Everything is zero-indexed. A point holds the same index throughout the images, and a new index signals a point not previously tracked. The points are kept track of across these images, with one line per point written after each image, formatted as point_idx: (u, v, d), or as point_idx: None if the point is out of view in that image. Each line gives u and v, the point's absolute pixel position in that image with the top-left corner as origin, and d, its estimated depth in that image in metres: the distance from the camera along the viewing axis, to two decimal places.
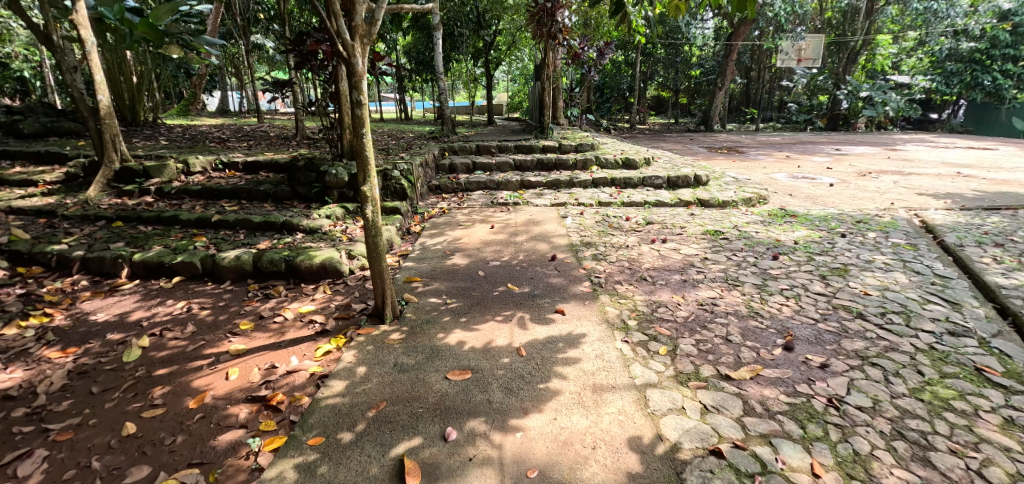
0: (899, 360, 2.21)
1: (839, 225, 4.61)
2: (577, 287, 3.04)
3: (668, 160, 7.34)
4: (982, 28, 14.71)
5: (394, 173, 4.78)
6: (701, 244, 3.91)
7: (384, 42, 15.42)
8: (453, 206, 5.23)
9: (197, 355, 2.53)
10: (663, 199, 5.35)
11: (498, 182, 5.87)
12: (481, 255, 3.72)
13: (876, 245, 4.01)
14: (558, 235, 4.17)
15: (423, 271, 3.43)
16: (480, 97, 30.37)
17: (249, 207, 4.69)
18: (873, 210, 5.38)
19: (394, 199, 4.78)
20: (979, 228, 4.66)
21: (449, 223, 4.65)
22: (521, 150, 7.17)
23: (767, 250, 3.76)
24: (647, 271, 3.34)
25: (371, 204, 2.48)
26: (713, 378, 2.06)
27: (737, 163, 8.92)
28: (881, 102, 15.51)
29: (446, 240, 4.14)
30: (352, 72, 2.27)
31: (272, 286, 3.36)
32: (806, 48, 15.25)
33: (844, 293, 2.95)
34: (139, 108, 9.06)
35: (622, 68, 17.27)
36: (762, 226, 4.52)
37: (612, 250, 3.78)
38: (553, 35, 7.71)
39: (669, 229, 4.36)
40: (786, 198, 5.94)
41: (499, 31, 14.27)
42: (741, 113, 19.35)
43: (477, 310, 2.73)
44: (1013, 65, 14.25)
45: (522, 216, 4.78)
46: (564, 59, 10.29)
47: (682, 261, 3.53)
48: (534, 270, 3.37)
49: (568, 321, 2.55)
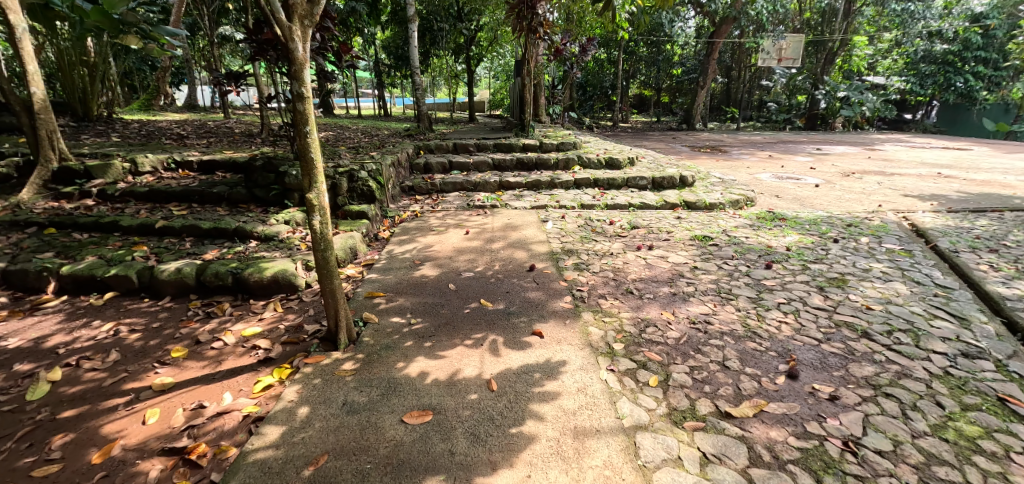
0: (915, 390, 1.99)
1: (830, 229, 4.43)
2: (557, 303, 2.75)
3: (652, 160, 7.11)
4: (955, 30, 14.99)
5: (360, 173, 4.41)
6: (689, 251, 3.66)
7: (361, 36, 14.93)
8: (426, 209, 4.90)
9: (116, 391, 2.16)
10: (649, 200, 5.11)
11: (475, 182, 5.55)
12: (453, 265, 3.40)
13: (870, 251, 3.83)
14: (538, 241, 3.87)
15: (387, 284, 3.12)
16: (462, 93, 29.93)
17: (199, 212, 4.27)
18: (861, 212, 5.25)
19: (361, 202, 4.42)
20: (969, 232, 4.53)
21: (420, 228, 4.31)
22: (500, 149, 6.85)
23: (759, 257, 3.53)
24: (633, 283, 3.07)
25: (318, 213, 2.14)
26: (712, 417, 1.79)
27: (720, 162, 8.79)
28: (857, 102, 15.72)
29: (417, 247, 3.81)
30: (292, 60, 1.95)
31: (216, 303, 3.00)
32: (787, 48, 15.22)
33: (845, 308, 2.73)
34: (92, 101, 8.43)
35: (604, 66, 17.15)
36: (751, 230, 4.30)
37: (595, 259, 3.51)
38: (533, 28, 7.38)
39: (655, 234, 4.11)
40: (773, 199, 5.77)
41: (480, 26, 13.92)
42: (722, 112, 19.40)
43: (444, 333, 2.42)
44: (984, 67, 14.64)
45: (499, 220, 4.47)
46: (545, 55, 9.99)
47: (670, 271, 3.27)
48: (510, 282, 3.07)
49: (546, 345, 2.26)
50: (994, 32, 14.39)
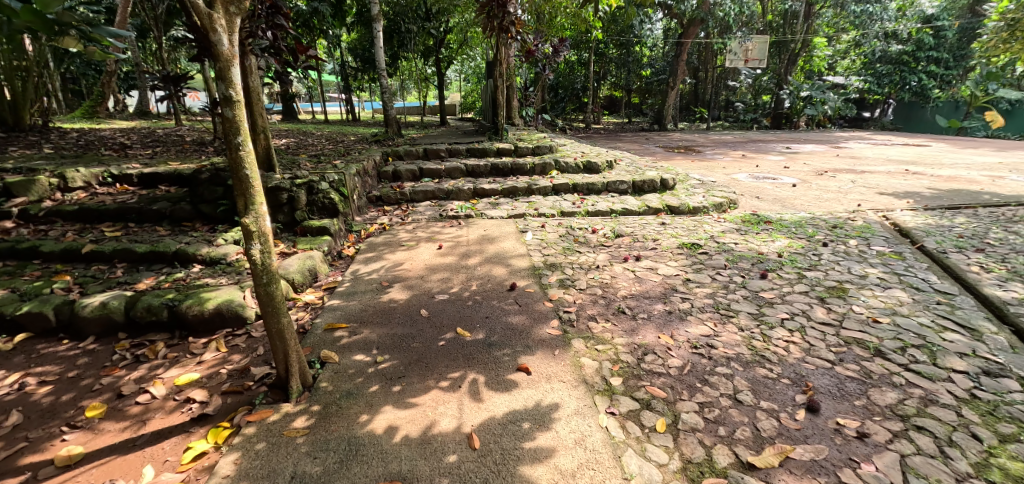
0: (946, 420, 1.79)
1: (817, 232, 4.29)
2: (543, 329, 2.46)
3: (630, 162, 6.94)
4: (909, 30, 15.43)
5: (321, 185, 4.01)
6: (679, 261, 3.44)
7: (325, 37, 14.38)
8: (395, 221, 4.54)
9: (9, 470, 1.77)
10: (631, 206, 4.88)
11: (447, 190, 5.21)
12: (425, 287, 3.06)
13: (861, 254, 3.68)
14: (517, 255, 3.58)
15: (350, 312, 2.77)
16: (432, 97, 29.59)
17: (136, 232, 3.80)
18: (842, 212, 5.17)
19: (323, 216, 4.03)
20: (952, 231, 4.47)
21: (389, 243, 3.96)
22: (474, 154, 6.54)
23: (752, 266, 3.33)
24: (623, 300, 2.81)
25: (258, 241, 1.80)
26: (733, 471, 1.53)
27: (696, 162, 8.74)
28: (820, 101, 16.15)
29: (384, 266, 3.46)
30: (216, 57, 1.61)
31: (148, 344, 2.62)
32: (752, 49, 15.41)
33: (851, 322, 2.53)
34: (24, 108, 7.67)
35: (576, 67, 17.12)
36: (739, 235, 4.12)
37: (581, 273, 3.23)
38: (505, 28, 7.09)
39: (640, 243, 3.89)
40: (754, 200, 5.65)
41: (449, 27, 13.58)
42: (691, 112, 19.61)
43: (415, 373, 2.10)
44: (936, 66, 15.23)
45: (474, 232, 4.16)
46: (517, 57, 9.74)
47: (661, 285, 3.02)
48: (489, 305, 2.76)
49: (534, 384, 1.97)
50: (945, 33, 14.97)
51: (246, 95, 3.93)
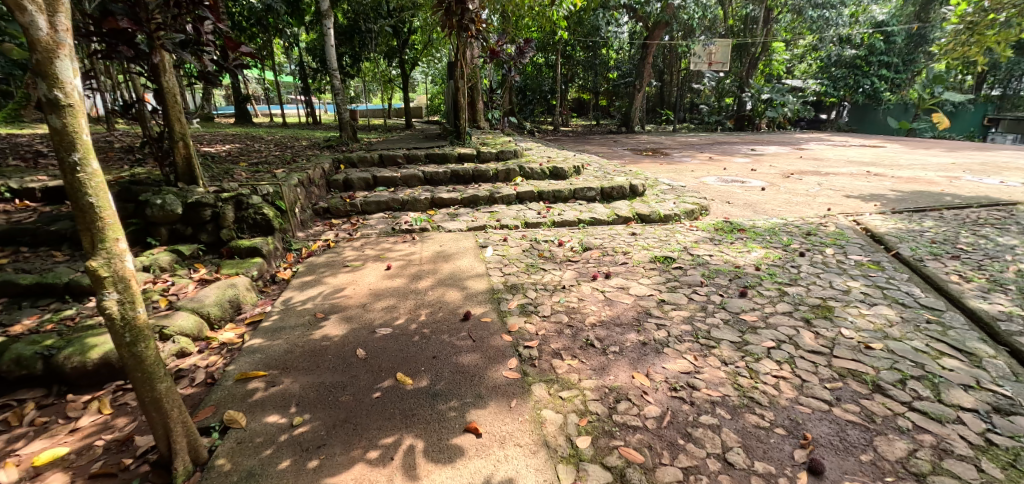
0: (968, 479, 1.53)
1: (791, 240, 4.07)
2: (499, 371, 2.09)
3: (597, 167, 6.68)
4: (861, 36, 15.92)
5: (251, 199, 3.52)
6: (652, 278, 3.15)
7: (280, 36, 13.65)
8: (341, 237, 4.08)
9: None
10: (599, 214, 4.58)
11: (402, 200, 4.78)
12: (366, 319, 2.65)
13: (840, 265, 3.46)
14: (474, 275, 3.21)
15: (272, 355, 2.33)
16: (397, 99, 28.87)
17: (27, 259, 3.23)
18: (813, 216, 5.03)
19: (255, 234, 3.54)
20: (924, 236, 4.35)
21: (331, 263, 3.51)
22: (433, 161, 6.13)
23: (730, 283, 3.05)
24: (592, 329, 2.47)
25: (115, 288, 1.37)
26: None
27: (664, 165, 8.61)
28: (780, 103, 16.50)
29: (322, 292, 3.02)
30: (30, 44, 1.18)
31: (13, 405, 2.11)
32: (716, 52, 15.29)
33: (843, 349, 2.28)
34: None
35: (543, 70, 16.95)
36: (713, 246, 3.87)
37: (545, 296, 2.88)
38: (465, 26, 6.71)
39: (610, 257, 3.58)
40: (725, 206, 5.46)
41: (411, 28, 13.11)
42: (657, 114, 19.70)
43: (340, 439, 1.71)
44: (887, 71, 15.78)
45: (429, 248, 3.77)
46: (480, 58, 9.38)
47: (633, 309, 2.71)
48: (438, 341, 2.37)
49: (485, 452, 1.61)
50: (894, 38, 15.41)
51: (159, 98, 3.40)
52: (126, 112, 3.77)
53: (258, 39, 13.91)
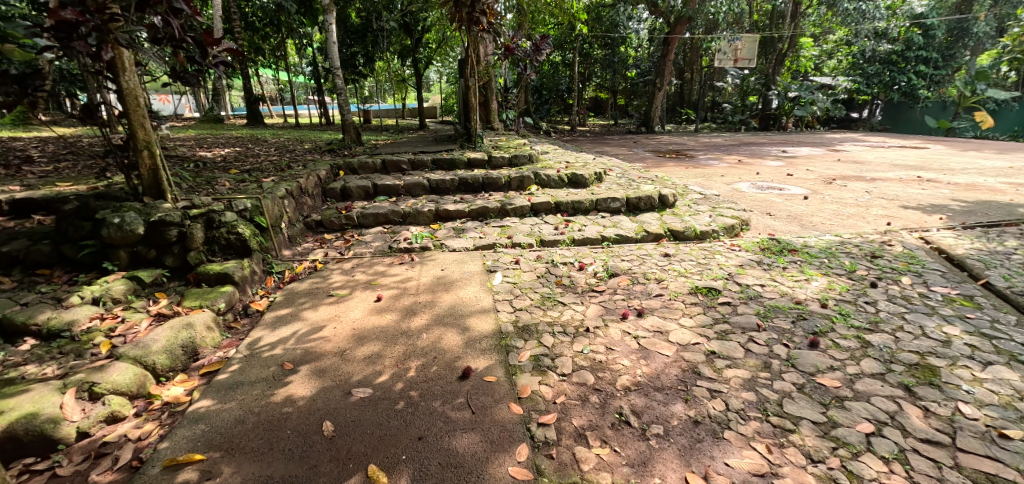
0: None
1: (856, 265, 3.46)
2: (504, 467, 1.57)
3: (621, 173, 6.10)
4: (898, 30, 15.16)
5: (225, 216, 3.10)
6: (697, 319, 2.58)
7: (290, 34, 13.34)
8: (332, 256, 3.61)
9: None
10: (625, 231, 4.02)
11: (402, 211, 4.28)
12: (342, 373, 2.14)
13: (925, 301, 2.85)
14: (479, 310, 2.69)
15: (220, 427, 1.85)
16: (413, 99, 28.63)
17: None
18: (871, 232, 4.38)
19: (229, 256, 3.11)
20: (1013, 259, 3.68)
21: (314, 291, 3.03)
22: (441, 166, 5.63)
23: (794, 327, 2.48)
24: (626, 397, 1.92)
25: None
26: None
27: (691, 170, 7.99)
28: (809, 102, 15.52)
29: (295, 332, 2.53)
30: None
31: None
32: (741, 48, 14.49)
33: (969, 437, 1.71)
34: None
35: (559, 69, 16.39)
36: (763, 272, 3.27)
37: (565, 342, 2.34)
38: (475, 19, 6.16)
39: (641, 286, 3.02)
40: (767, 219, 4.83)
41: (423, 25, 12.64)
42: (677, 113, 18.93)
43: None
44: (925, 66, 14.70)
45: (429, 272, 3.26)
46: (494, 55, 8.85)
47: (676, 365, 2.14)
48: (428, 412, 1.85)
49: None
50: (934, 32, 14.46)
51: (119, 100, 2.94)
52: (90, 116, 3.33)
53: (269, 39, 13.66)
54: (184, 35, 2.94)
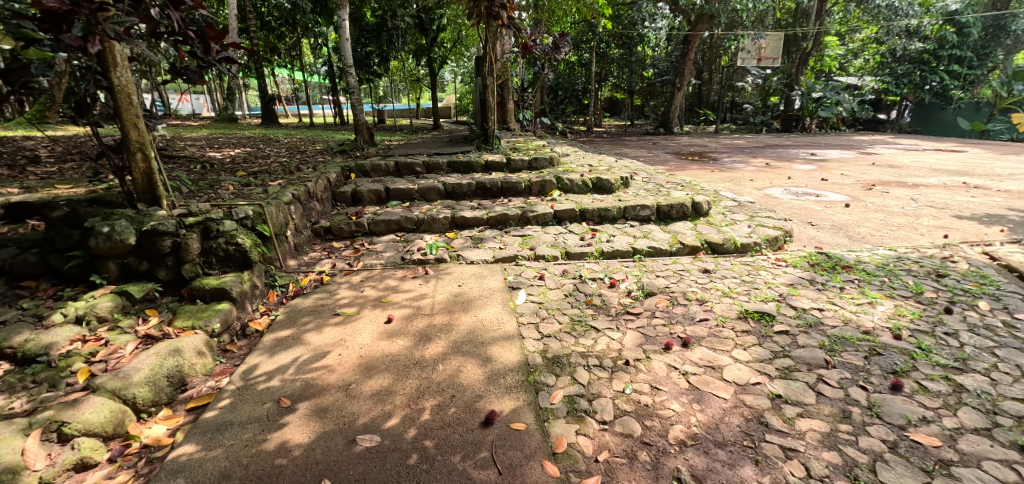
0: None
1: (922, 285, 3.07)
2: None
3: (646, 177, 5.75)
4: (931, 27, 14.42)
5: (223, 225, 2.84)
6: (753, 351, 2.24)
7: (305, 32, 13.20)
8: (340, 268, 3.33)
9: None
10: (658, 243, 3.67)
11: (415, 217, 4.00)
12: (346, 414, 1.85)
13: (1015, 333, 2.46)
14: (502, 337, 2.37)
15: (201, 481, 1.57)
16: (427, 99, 28.53)
17: None
18: (929, 246, 3.97)
19: (228, 269, 2.85)
20: None
21: (319, 309, 2.75)
22: (457, 169, 5.35)
23: (870, 364, 2.13)
24: (682, 456, 1.60)
25: None
26: None
27: (718, 173, 7.60)
28: (834, 102, 14.69)
29: (295, 359, 2.25)
30: None
31: None
32: (766, 46, 14.07)
33: None
34: None
35: (575, 68, 16.11)
36: (818, 293, 2.91)
37: (603, 380, 2.01)
38: (495, 13, 5.84)
39: (682, 308, 2.68)
40: (809, 229, 4.44)
41: (438, 24, 12.38)
42: (696, 114, 18.43)
43: None
44: (959, 66, 14.02)
45: (445, 288, 2.97)
46: (512, 54, 8.55)
47: (737, 412, 1.81)
48: (445, 470, 1.55)
49: None
50: (969, 30, 13.72)
51: (111, 98, 2.71)
52: (81, 115, 3.07)
53: (284, 38, 13.56)
54: (184, 28, 2.69)
